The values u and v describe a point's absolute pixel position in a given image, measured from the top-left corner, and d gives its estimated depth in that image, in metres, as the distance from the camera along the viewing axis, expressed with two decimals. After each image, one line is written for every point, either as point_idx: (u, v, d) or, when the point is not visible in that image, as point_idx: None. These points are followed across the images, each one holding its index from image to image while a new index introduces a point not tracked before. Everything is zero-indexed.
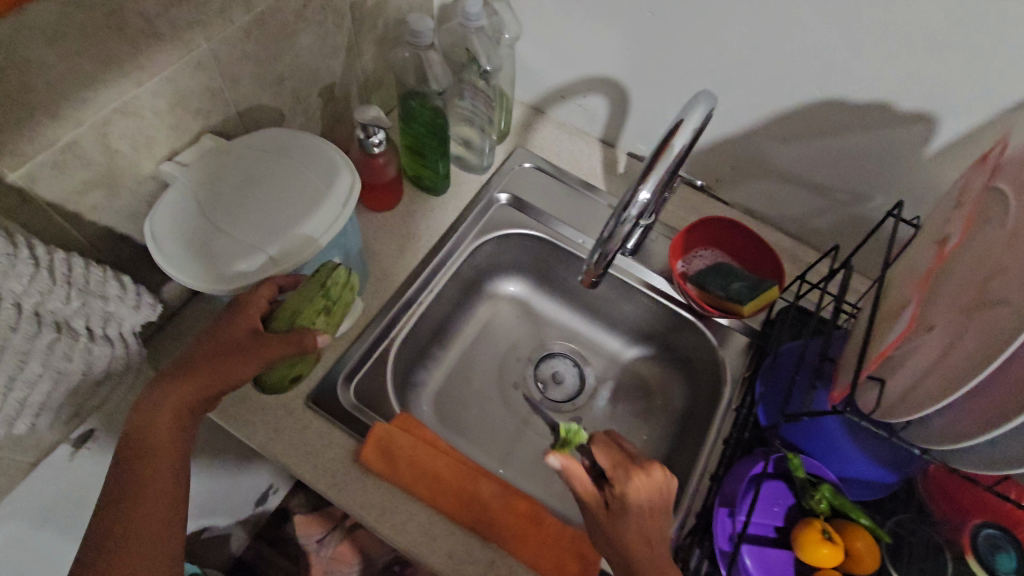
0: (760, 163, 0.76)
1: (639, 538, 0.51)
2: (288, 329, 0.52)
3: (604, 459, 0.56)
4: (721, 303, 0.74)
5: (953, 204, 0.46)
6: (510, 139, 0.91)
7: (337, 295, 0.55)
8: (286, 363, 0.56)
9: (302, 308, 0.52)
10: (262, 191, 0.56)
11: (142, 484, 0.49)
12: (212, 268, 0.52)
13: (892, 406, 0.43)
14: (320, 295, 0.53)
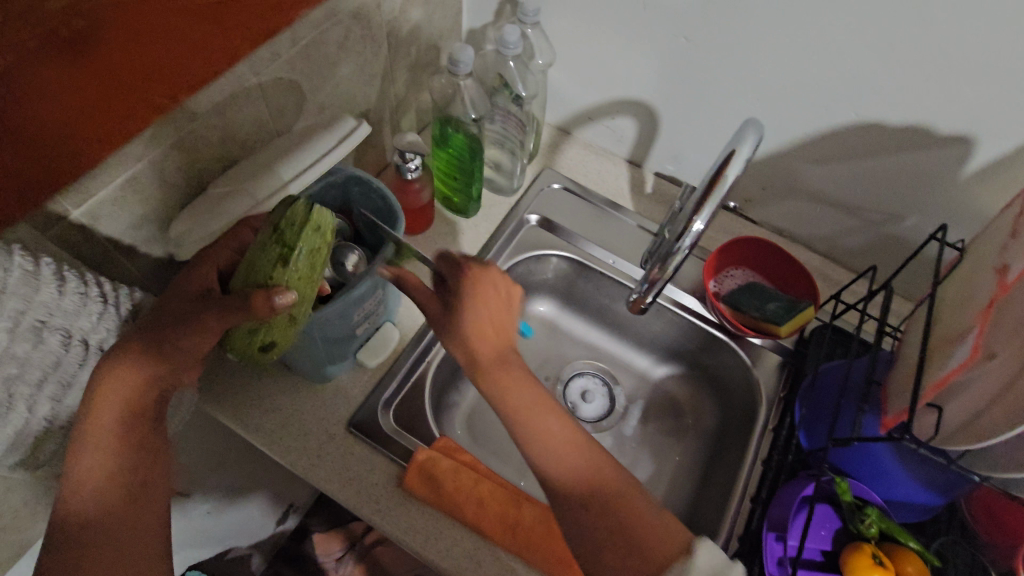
0: (792, 183, 0.77)
1: (474, 332, 0.51)
2: (248, 285, 0.47)
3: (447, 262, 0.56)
4: (756, 324, 0.75)
5: (1007, 232, 0.46)
6: (538, 160, 0.92)
7: (294, 238, 0.47)
8: (246, 329, 0.48)
9: (257, 260, 0.47)
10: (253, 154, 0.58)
11: (108, 488, 0.46)
12: (205, 221, 0.53)
13: (950, 434, 0.44)
14: (273, 241, 0.47)
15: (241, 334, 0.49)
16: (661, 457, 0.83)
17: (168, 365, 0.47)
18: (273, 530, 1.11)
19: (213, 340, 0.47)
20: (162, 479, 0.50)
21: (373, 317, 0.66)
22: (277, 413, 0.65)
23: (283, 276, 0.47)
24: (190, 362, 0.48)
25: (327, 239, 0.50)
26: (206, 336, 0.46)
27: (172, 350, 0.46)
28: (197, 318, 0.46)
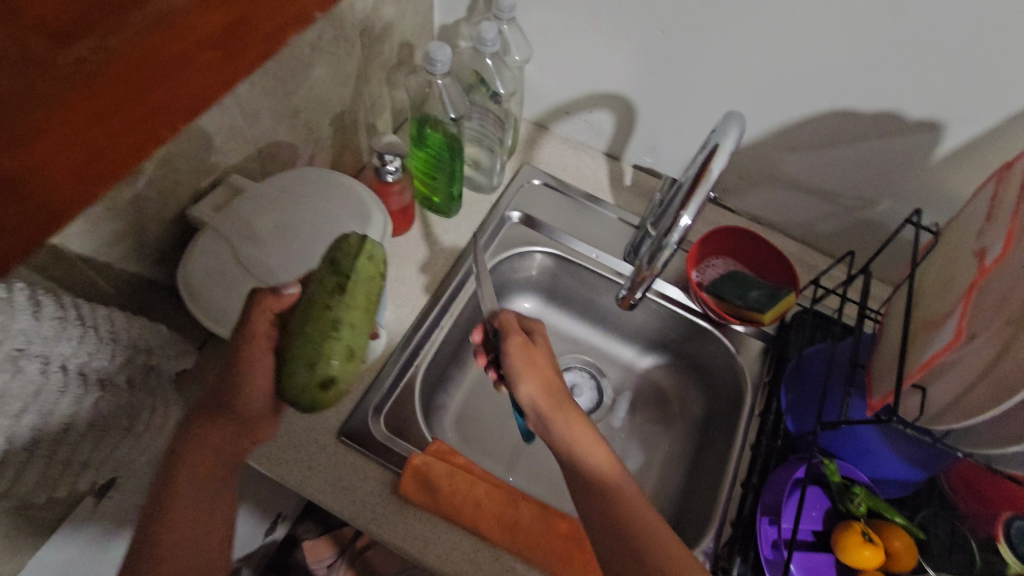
0: (767, 172, 0.78)
1: (545, 374, 0.58)
2: (307, 319, 0.46)
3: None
4: (739, 312, 0.76)
5: (982, 217, 0.48)
6: (517, 156, 0.91)
7: (350, 266, 0.48)
8: (305, 366, 0.46)
9: (314, 293, 0.47)
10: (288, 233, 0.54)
11: (210, 529, 0.49)
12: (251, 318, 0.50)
13: (936, 414, 0.46)
14: (332, 274, 0.48)
15: (302, 373, 0.46)
16: (651, 446, 0.84)
17: (244, 407, 0.51)
18: (262, 541, 1.10)
19: (264, 360, 0.50)
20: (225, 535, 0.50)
21: None
22: None
23: (341, 303, 0.47)
24: (260, 400, 0.51)
25: (378, 270, 0.51)
26: (251, 360, 0.49)
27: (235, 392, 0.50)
28: (243, 342, 0.49)
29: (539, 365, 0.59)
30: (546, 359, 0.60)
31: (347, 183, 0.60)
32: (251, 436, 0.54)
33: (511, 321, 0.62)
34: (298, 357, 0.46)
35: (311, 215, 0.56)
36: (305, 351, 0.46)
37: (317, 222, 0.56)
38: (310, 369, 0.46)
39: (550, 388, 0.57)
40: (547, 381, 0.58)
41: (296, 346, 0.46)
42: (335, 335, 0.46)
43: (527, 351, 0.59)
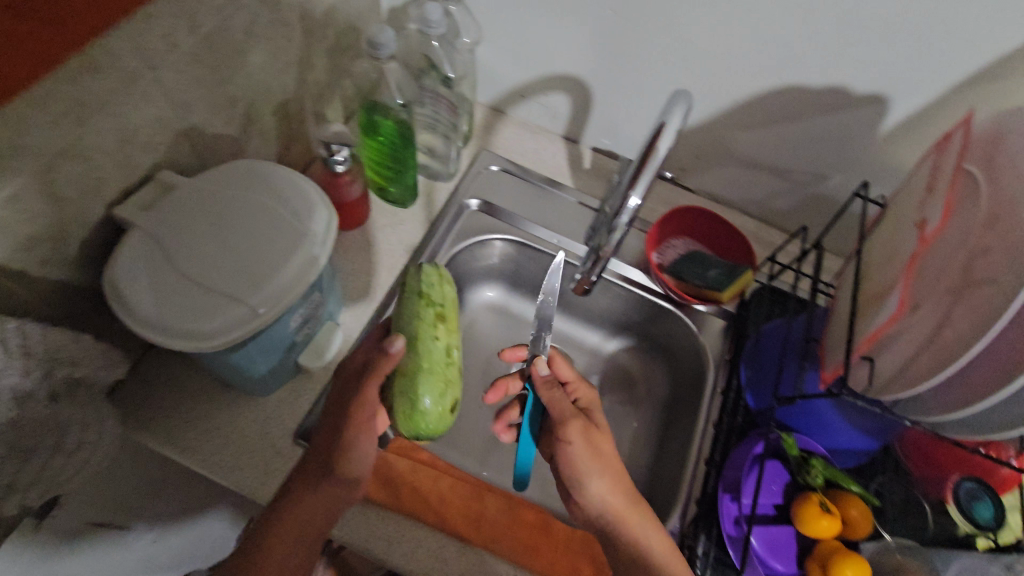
0: (723, 150, 0.78)
1: (612, 465, 0.57)
2: (422, 356, 0.57)
3: (566, 370, 0.64)
4: (700, 292, 0.76)
5: (924, 187, 0.49)
6: (474, 142, 0.89)
7: (439, 295, 0.60)
8: (438, 394, 0.56)
9: (416, 329, 0.58)
10: (229, 235, 0.52)
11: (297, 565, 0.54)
12: (189, 323, 0.47)
13: (884, 385, 0.46)
14: (424, 305, 0.59)
15: (434, 399, 0.56)
16: (619, 429, 0.84)
17: (348, 474, 0.54)
18: None
19: (370, 427, 0.55)
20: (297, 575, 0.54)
21: (313, 320, 0.62)
22: (215, 432, 0.61)
23: (443, 330, 0.59)
24: (365, 471, 0.55)
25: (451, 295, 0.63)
26: (361, 427, 0.54)
27: (342, 462, 0.53)
28: (358, 396, 0.54)
29: (605, 458, 0.57)
30: (609, 446, 0.58)
31: (290, 178, 0.57)
32: (355, 500, 0.56)
33: (566, 405, 0.59)
34: (423, 388, 0.56)
35: (251, 210, 0.54)
36: (431, 381, 0.56)
37: (260, 225, 0.53)
38: (438, 395, 0.56)
39: (617, 484, 0.56)
40: (616, 477, 0.57)
41: (425, 380, 0.56)
42: (449, 358, 0.58)
43: (592, 442, 0.57)
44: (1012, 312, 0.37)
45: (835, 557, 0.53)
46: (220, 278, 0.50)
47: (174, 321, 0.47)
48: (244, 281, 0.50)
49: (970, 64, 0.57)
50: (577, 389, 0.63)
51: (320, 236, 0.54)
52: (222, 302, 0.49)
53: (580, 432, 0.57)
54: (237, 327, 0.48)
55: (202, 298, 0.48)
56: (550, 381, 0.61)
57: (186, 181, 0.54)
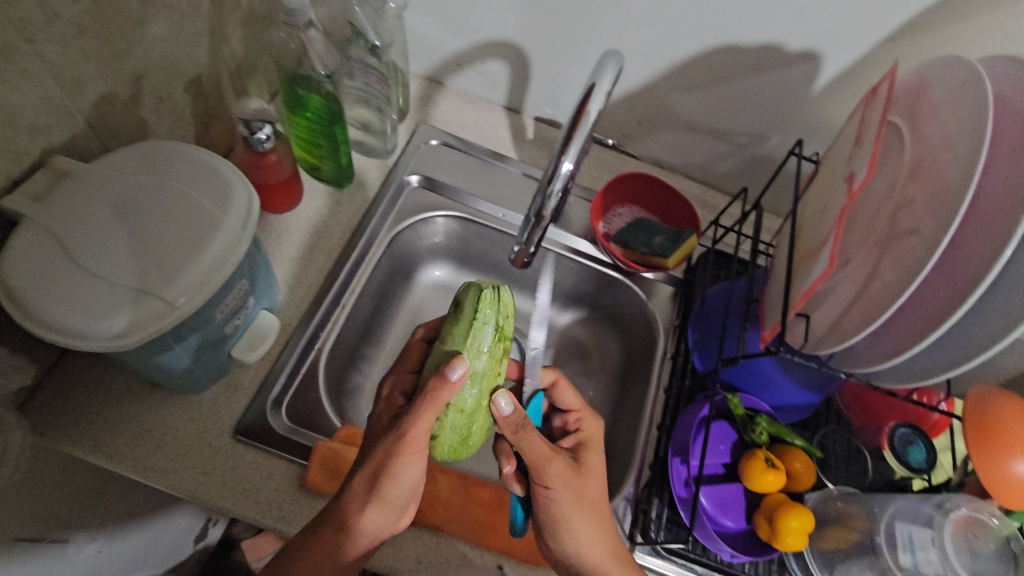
0: (664, 114, 0.77)
1: (598, 508, 0.54)
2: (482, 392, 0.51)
3: (570, 399, 0.62)
4: (646, 259, 0.76)
5: (852, 141, 0.49)
6: (411, 116, 0.86)
7: (506, 329, 0.52)
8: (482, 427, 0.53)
9: (481, 366, 0.50)
10: (134, 225, 0.48)
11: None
12: (89, 321, 0.43)
13: (819, 340, 0.47)
14: (492, 341, 0.51)
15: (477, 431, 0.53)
16: None
17: (393, 498, 0.50)
18: (192, 551, 1.00)
19: (420, 457, 0.50)
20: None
21: (242, 311, 0.59)
22: (146, 435, 0.57)
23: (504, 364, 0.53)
24: (410, 495, 0.51)
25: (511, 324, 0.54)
26: (413, 457, 0.49)
27: (389, 488, 0.49)
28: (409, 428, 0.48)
29: (589, 501, 0.53)
30: (597, 485, 0.55)
31: (207, 162, 0.53)
32: (394, 527, 0.52)
33: (541, 448, 0.51)
34: (475, 421, 0.52)
35: (162, 198, 0.50)
36: (486, 416, 0.53)
37: (171, 213, 0.49)
38: (484, 427, 0.54)
39: (598, 529, 0.53)
40: (598, 520, 0.53)
41: (479, 417, 0.52)
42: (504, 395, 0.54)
43: (574, 484, 0.53)
44: (933, 260, 0.37)
45: (781, 509, 0.54)
46: (127, 271, 0.46)
47: (72, 321, 0.43)
48: (155, 273, 0.46)
49: (896, 17, 0.58)
50: (581, 418, 0.60)
51: (241, 224, 0.50)
52: (130, 297, 0.45)
53: (561, 475, 0.52)
54: (147, 324, 0.44)
55: (104, 295, 0.44)
56: (521, 421, 0.51)
57: (83, 167, 0.49)
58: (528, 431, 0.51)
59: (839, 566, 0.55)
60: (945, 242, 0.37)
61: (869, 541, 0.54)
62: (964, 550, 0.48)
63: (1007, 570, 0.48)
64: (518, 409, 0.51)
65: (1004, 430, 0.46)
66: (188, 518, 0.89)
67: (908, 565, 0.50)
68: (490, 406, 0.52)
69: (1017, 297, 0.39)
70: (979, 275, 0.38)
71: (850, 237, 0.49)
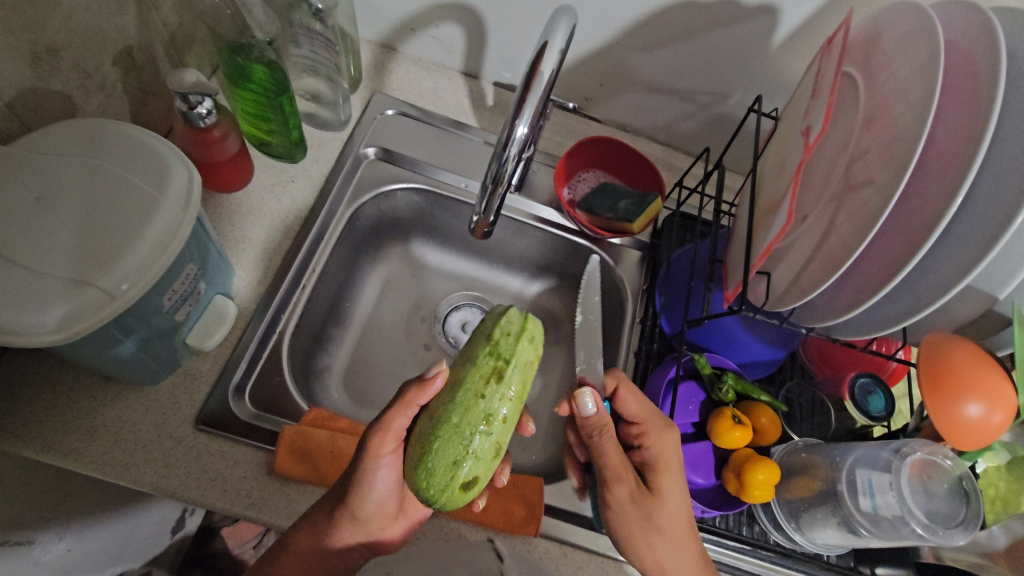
0: (625, 75, 0.75)
1: (666, 530, 0.50)
2: (458, 410, 0.45)
3: (635, 409, 0.53)
4: (611, 225, 0.74)
5: (809, 94, 0.48)
6: (365, 85, 0.82)
7: (511, 349, 0.46)
8: (449, 464, 0.45)
9: (466, 375, 0.46)
10: (65, 210, 0.45)
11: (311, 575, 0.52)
12: (20, 315, 0.40)
13: (781, 295, 0.48)
14: (485, 355, 0.46)
15: (443, 464, 0.45)
16: (549, 370, 0.83)
17: (357, 502, 0.51)
18: (170, 541, 0.99)
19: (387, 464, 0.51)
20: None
21: (194, 297, 0.56)
22: (102, 431, 0.55)
23: (495, 393, 0.45)
24: (379, 504, 0.52)
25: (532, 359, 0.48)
26: (378, 464, 0.50)
27: (356, 494, 0.51)
28: (373, 435, 0.49)
29: (662, 529, 0.50)
30: (671, 507, 0.51)
31: (141, 141, 0.50)
32: (374, 532, 0.54)
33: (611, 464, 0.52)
34: (439, 438, 0.45)
35: (94, 180, 0.47)
36: (454, 440, 0.45)
37: (104, 196, 0.46)
38: (449, 458, 0.45)
39: (674, 551, 0.51)
40: (672, 544, 0.50)
41: (447, 443, 0.45)
42: (487, 429, 0.45)
43: (643, 511, 0.50)
44: (888, 210, 0.37)
45: (748, 463, 0.55)
46: (60, 260, 0.43)
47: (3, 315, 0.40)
48: (90, 260, 0.43)
49: None
50: (647, 434, 0.53)
51: (183, 206, 0.48)
52: (64, 287, 0.42)
53: (624, 500, 0.51)
54: (88, 314, 0.42)
55: (33, 285, 0.42)
56: (601, 425, 0.52)
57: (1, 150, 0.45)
58: (605, 440, 0.52)
59: (804, 513, 0.56)
60: (898, 193, 0.37)
61: (832, 489, 0.55)
62: (920, 491, 0.50)
63: (959, 506, 0.50)
64: (601, 411, 0.52)
65: (955, 375, 0.48)
66: (160, 511, 0.86)
67: (868, 509, 0.51)
68: (576, 403, 0.53)
69: (964, 245, 0.40)
70: (932, 224, 0.38)
71: (808, 192, 0.48)
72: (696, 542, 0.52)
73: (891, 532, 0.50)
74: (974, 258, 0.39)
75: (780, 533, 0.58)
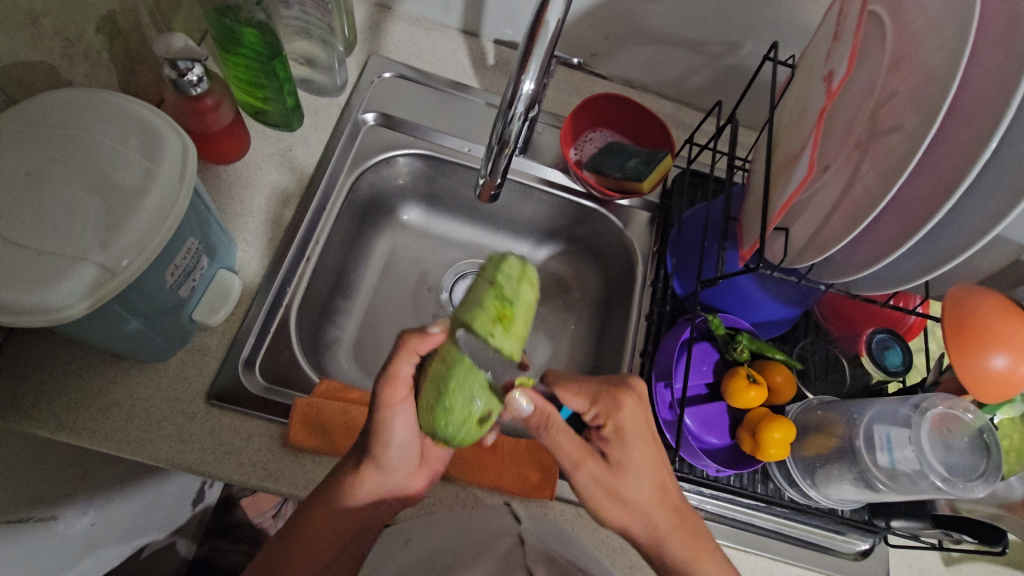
0: (632, 27, 0.72)
1: (638, 495, 0.49)
2: (470, 349, 0.41)
3: (579, 399, 0.53)
4: (620, 185, 0.72)
5: (831, 37, 0.45)
6: (361, 48, 0.79)
7: (514, 290, 0.44)
8: (467, 401, 0.41)
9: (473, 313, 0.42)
10: (56, 185, 0.43)
11: (340, 529, 0.51)
12: (18, 293, 0.39)
13: (799, 251, 0.47)
14: (491, 293, 0.43)
15: (462, 403, 0.41)
16: (558, 334, 0.81)
17: (380, 452, 0.50)
18: (191, 512, 1.00)
19: (405, 412, 0.49)
20: (328, 533, 0.50)
21: (197, 271, 0.55)
22: (116, 408, 0.55)
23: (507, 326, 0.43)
24: (403, 453, 0.51)
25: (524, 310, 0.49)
26: (392, 413, 0.48)
27: (377, 443, 0.49)
28: (382, 382, 0.47)
29: (634, 496, 0.49)
30: (640, 476, 0.49)
31: (132, 111, 0.48)
32: (400, 483, 0.53)
33: (566, 450, 0.49)
34: (454, 384, 0.41)
35: (84, 153, 0.45)
36: (471, 380, 0.41)
37: (94, 170, 0.45)
38: (469, 401, 0.41)
39: (643, 522, 0.49)
40: (639, 515, 0.49)
41: (464, 385, 0.41)
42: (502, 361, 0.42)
43: (607, 488, 0.49)
44: (916, 157, 0.36)
45: (763, 422, 0.54)
46: (57, 236, 0.42)
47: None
48: (87, 236, 0.42)
49: None
50: (599, 413, 0.51)
51: (180, 178, 0.46)
52: (64, 264, 0.41)
53: (590, 480, 0.49)
54: (91, 291, 0.41)
55: (32, 262, 0.41)
56: (542, 417, 0.48)
57: None
58: (552, 425, 0.49)
59: (819, 470, 0.56)
60: (928, 139, 0.35)
61: (848, 445, 0.55)
62: (939, 446, 0.49)
63: (979, 459, 0.49)
64: (539, 407, 0.48)
65: (983, 343, 0.47)
66: (177, 483, 0.87)
67: (886, 465, 0.51)
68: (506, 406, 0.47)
69: (995, 194, 0.39)
70: (963, 171, 0.36)
71: (829, 141, 0.46)
72: (674, 503, 0.50)
73: (909, 486, 0.49)
74: (1009, 203, 0.37)
75: (794, 490, 0.58)
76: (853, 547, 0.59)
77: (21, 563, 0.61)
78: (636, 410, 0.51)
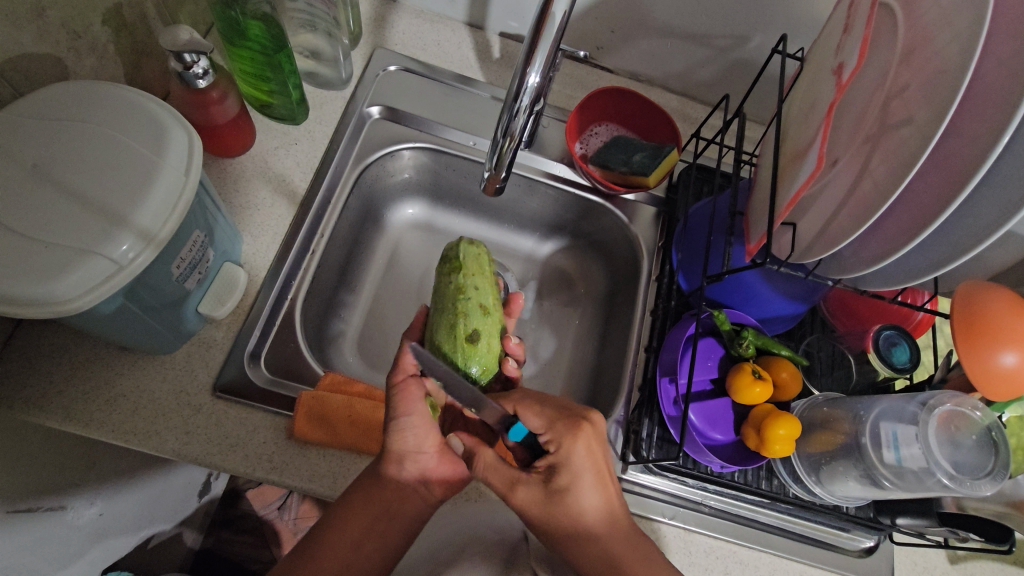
0: (639, 20, 0.72)
1: (580, 526, 0.47)
2: (438, 306, 0.54)
3: (537, 422, 0.49)
4: (626, 179, 0.72)
5: (840, 29, 0.45)
6: (365, 41, 0.79)
7: (456, 249, 0.56)
8: (447, 335, 0.52)
9: (437, 282, 0.57)
10: (62, 178, 0.43)
11: (365, 538, 0.49)
12: (25, 285, 0.40)
13: (807, 247, 0.46)
14: (443, 263, 0.57)
15: (447, 340, 0.52)
16: (563, 329, 0.81)
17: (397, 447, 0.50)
18: (197, 503, 1.01)
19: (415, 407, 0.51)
20: (352, 537, 0.49)
21: (203, 264, 0.55)
22: (122, 400, 0.55)
23: (456, 274, 0.55)
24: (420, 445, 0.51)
25: (488, 268, 0.57)
26: (403, 407, 0.50)
27: (395, 436, 0.50)
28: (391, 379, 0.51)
29: (572, 527, 0.47)
30: (584, 510, 0.47)
31: (138, 104, 0.48)
32: (422, 471, 0.52)
33: (498, 479, 0.49)
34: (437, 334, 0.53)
35: (89, 146, 0.45)
36: (443, 324, 0.53)
37: (98, 163, 0.45)
38: (451, 336, 0.52)
39: (587, 547, 0.47)
40: (583, 547, 0.47)
41: (441, 332, 0.53)
42: (463, 297, 0.53)
43: (545, 520, 0.47)
44: (926, 152, 0.35)
45: (768, 419, 0.54)
46: (62, 228, 0.42)
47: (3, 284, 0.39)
48: (92, 229, 0.42)
49: None
50: (552, 441, 0.48)
51: (186, 173, 0.47)
52: (71, 256, 0.41)
53: (528, 510, 0.48)
54: (98, 284, 0.42)
55: (38, 255, 0.41)
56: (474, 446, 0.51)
57: None
58: (483, 457, 0.50)
59: (824, 466, 0.56)
60: (938, 135, 0.35)
61: (853, 442, 0.54)
62: (946, 443, 0.49)
63: (986, 458, 0.49)
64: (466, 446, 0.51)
65: (990, 340, 0.46)
66: (183, 475, 0.88)
67: (892, 462, 0.51)
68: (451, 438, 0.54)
69: (1006, 189, 0.38)
70: (976, 163, 0.36)
71: (838, 135, 0.46)
72: (624, 531, 0.48)
73: (915, 483, 0.49)
74: None
75: (799, 486, 0.58)
76: (858, 545, 0.59)
77: (30, 551, 0.61)
78: (591, 446, 0.47)
